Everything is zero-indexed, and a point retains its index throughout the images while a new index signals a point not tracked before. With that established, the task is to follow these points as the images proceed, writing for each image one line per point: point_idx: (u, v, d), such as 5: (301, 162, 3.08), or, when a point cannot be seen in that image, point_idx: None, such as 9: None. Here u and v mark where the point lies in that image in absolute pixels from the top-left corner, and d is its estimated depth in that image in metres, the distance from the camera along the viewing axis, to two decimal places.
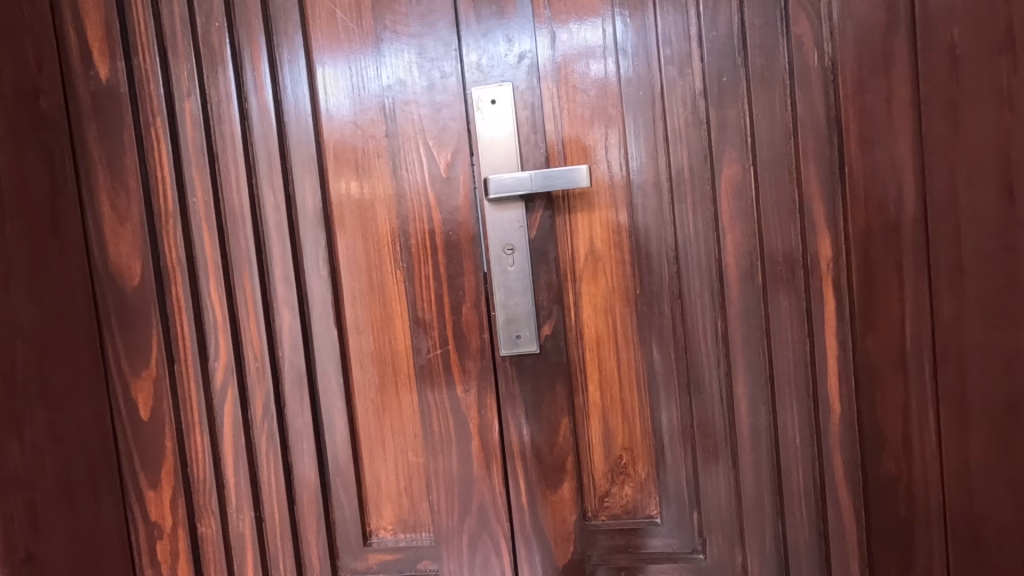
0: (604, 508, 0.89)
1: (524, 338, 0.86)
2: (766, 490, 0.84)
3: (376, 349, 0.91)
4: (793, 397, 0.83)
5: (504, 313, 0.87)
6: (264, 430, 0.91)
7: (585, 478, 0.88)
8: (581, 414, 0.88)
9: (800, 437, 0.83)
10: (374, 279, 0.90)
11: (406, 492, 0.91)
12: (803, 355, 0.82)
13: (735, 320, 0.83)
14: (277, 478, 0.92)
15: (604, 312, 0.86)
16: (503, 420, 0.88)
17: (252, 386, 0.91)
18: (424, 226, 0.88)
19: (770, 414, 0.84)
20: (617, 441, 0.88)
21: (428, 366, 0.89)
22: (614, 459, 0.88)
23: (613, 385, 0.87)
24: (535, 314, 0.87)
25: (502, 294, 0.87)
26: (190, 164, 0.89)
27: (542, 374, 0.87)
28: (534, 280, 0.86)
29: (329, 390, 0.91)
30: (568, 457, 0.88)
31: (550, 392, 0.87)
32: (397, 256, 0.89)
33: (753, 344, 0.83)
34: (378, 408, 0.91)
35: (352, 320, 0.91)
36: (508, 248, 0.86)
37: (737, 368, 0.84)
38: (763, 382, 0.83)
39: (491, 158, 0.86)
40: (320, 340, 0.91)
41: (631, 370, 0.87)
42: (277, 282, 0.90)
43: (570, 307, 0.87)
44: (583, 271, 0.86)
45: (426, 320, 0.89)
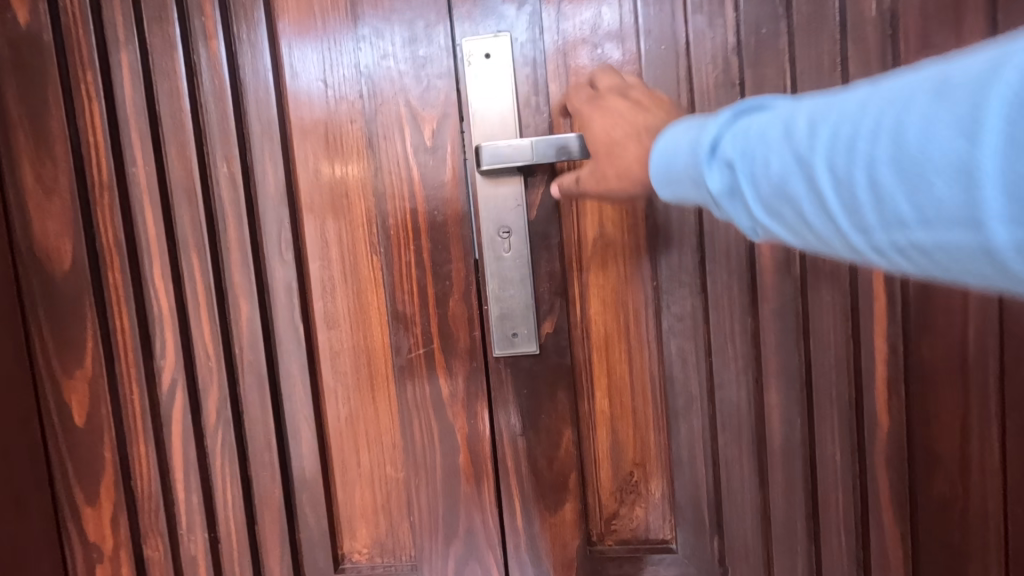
0: (611, 532, 0.78)
1: (522, 336, 0.75)
2: (799, 514, 0.73)
3: (350, 348, 0.78)
4: (834, 408, 0.71)
5: (498, 308, 0.75)
6: (218, 440, 0.79)
7: (590, 498, 0.78)
8: (586, 424, 0.77)
9: (841, 453, 0.72)
10: (347, 267, 0.77)
11: (385, 513, 0.79)
12: (846, 358, 0.71)
13: (769, 318, 0.72)
14: (234, 495, 0.79)
15: (614, 306, 0.75)
16: (495, 430, 0.77)
17: (204, 389, 0.78)
18: (405, 204, 0.76)
19: (805, 428, 0.72)
20: (627, 456, 0.77)
21: (409, 368, 0.77)
22: (623, 476, 0.77)
23: (623, 391, 0.76)
24: (534, 308, 0.75)
25: (496, 286, 0.75)
26: (129, 128, 0.76)
27: (542, 378, 0.76)
28: (533, 268, 0.74)
29: (293, 394, 0.78)
30: (570, 473, 0.77)
31: (550, 399, 0.76)
32: (374, 239, 0.77)
33: (786, 347, 0.72)
34: (351, 415, 0.78)
35: (321, 313, 0.78)
36: (503, 231, 0.74)
37: (767, 372, 0.72)
38: (798, 390, 0.72)
39: (485, 125, 0.73)
40: (283, 336, 0.78)
41: (644, 374, 0.76)
42: (232, 267, 0.77)
43: (574, 302, 0.75)
44: (590, 259, 0.75)
45: (407, 314, 0.76)
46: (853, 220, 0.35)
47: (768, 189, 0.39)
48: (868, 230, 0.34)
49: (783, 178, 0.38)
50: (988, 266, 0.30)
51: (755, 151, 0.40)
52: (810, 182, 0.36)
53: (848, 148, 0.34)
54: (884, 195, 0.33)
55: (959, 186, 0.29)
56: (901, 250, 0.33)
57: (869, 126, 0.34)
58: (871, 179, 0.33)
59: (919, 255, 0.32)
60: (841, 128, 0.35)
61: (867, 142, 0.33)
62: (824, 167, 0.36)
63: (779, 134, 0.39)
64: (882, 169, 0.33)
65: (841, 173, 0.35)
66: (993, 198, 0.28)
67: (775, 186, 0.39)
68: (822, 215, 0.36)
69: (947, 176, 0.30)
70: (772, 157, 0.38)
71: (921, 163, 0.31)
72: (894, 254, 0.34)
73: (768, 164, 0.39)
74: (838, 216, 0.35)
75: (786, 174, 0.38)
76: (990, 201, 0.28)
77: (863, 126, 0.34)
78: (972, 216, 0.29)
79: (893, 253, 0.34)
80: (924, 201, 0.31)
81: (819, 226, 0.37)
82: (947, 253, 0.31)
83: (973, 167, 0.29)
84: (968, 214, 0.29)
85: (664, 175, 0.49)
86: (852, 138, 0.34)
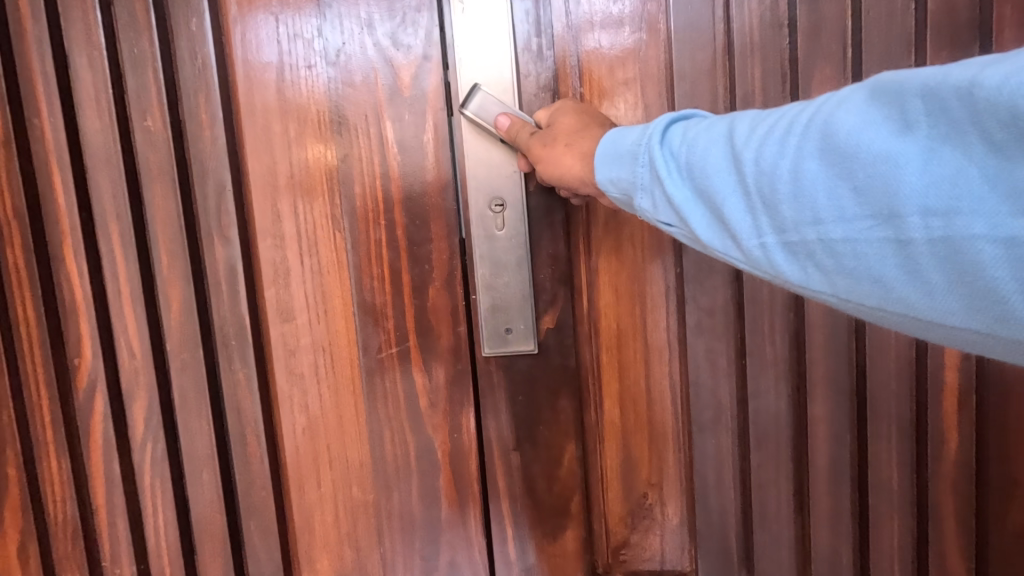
0: (620, 564, 0.67)
1: (517, 332, 0.62)
2: (845, 545, 0.64)
3: (308, 346, 0.64)
4: (891, 422, 0.62)
5: (488, 298, 0.62)
6: (147, 455, 0.65)
7: (596, 524, 0.66)
8: (593, 437, 0.65)
9: (899, 475, 0.63)
10: (303, 245, 0.63)
11: (351, 543, 0.66)
12: (908, 368, 0.61)
13: (818, 315, 0.61)
14: (168, 520, 0.66)
15: (629, 299, 0.63)
16: (485, 445, 0.65)
17: (128, 393, 0.64)
18: (375, 169, 0.62)
19: (854, 445, 0.63)
20: (641, 475, 0.66)
21: (380, 371, 0.64)
22: (636, 499, 0.66)
23: (638, 399, 0.65)
24: (532, 298, 0.62)
25: (486, 272, 0.61)
26: (29, 69, 0.61)
27: (541, 383, 0.64)
28: (531, 251, 0.62)
29: (239, 400, 0.64)
30: (574, 495, 0.65)
31: (551, 407, 0.64)
32: (337, 213, 0.62)
33: (836, 349, 0.61)
34: (311, 427, 0.65)
35: (274, 303, 0.63)
36: (495, 204, 0.61)
37: (813, 378, 0.62)
38: (848, 400, 0.62)
39: (486, 61, 0.59)
40: (225, 331, 0.63)
41: (663, 379, 0.64)
42: (160, 245, 0.62)
43: (581, 291, 0.63)
44: (601, 242, 0.62)
45: (377, 306, 0.63)
46: (776, 213, 0.39)
47: (701, 183, 0.42)
48: (787, 226, 0.39)
49: (718, 174, 0.41)
50: (897, 258, 0.35)
51: (698, 146, 0.43)
52: (743, 175, 0.40)
53: (781, 144, 0.39)
54: (810, 188, 0.37)
55: (885, 180, 0.35)
56: (817, 245, 0.38)
57: (801, 129, 0.38)
58: (802, 172, 0.38)
59: (834, 252, 0.37)
60: (773, 129, 0.40)
61: (799, 139, 0.38)
62: (757, 161, 0.39)
63: (721, 131, 0.42)
64: (812, 164, 0.37)
65: (772, 166, 0.39)
66: (915, 192, 0.34)
67: (710, 180, 0.42)
68: (748, 209, 0.40)
69: (876, 171, 0.35)
70: (709, 151, 0.42)
71: (849, 156, 0.36)
72: (808, 249, 0.38)
73: (704, 158, 0.42)
74: (762, 209, 0.40)
75: (721, 168, 0.41)
76: (913, 192, 0.34)
77: (795, 127, 0.39)
78: (895, 213, 0.35)
79: (808, 251, 0.38)
80: (852, 195, 0.36)
81: (743, 221, 0.40)
82: (861, 249, 0.36)
83: (898, 165, 0.34)
84: (893, 208, 0.35)
85: (600, 161, 0.49)
86: (784, 139, 0.39)
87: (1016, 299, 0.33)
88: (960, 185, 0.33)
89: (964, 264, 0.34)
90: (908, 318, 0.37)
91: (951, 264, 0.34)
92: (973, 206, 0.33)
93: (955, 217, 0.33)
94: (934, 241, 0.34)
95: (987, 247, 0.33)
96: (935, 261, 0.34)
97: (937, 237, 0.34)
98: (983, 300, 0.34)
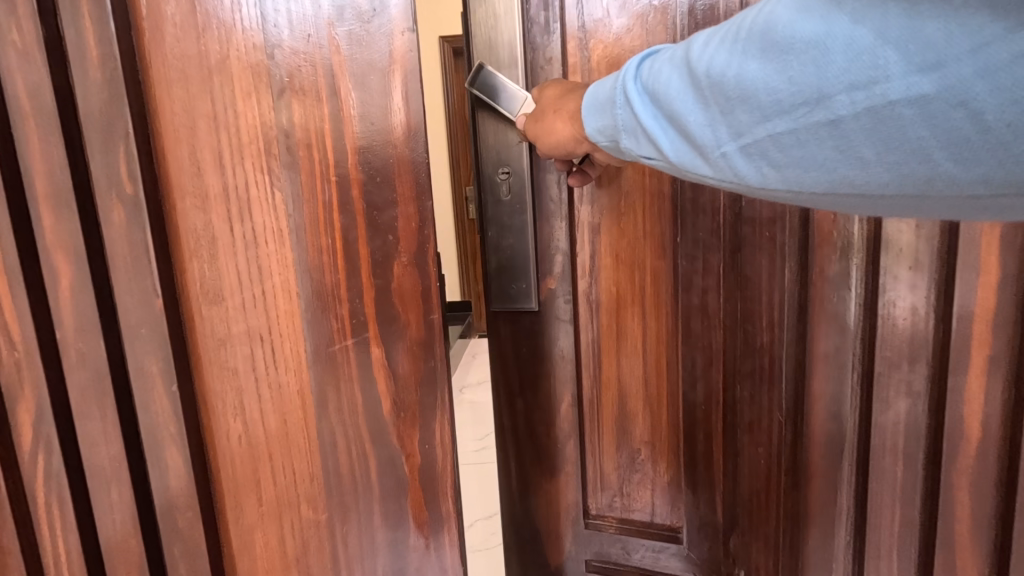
0: (611, 508, 0.93)
1: (522, 289, 0.85)
2: (842, 521, 0.73)
3: (242, 335, 0.51)
4: (901, 401, 0.66)
5: (499, 255, 0.84)
6: (38, 470, 0.50)
7: (589, 471, 0.92)
8: (590, 395, 0.89)
9: (903, 453, 0.67)
10: (232, 208, 0.49)
11: (300, 568, 0.55)
12: (928, 357, 0.64)
13: (825, 293, 0.68)
14: (70, 546, 0.52)
15: (630, 268, 0.82)
16: (511, 395, 0.91)
17: (6, 394, 0.49)
18: (318, 107, 0.48)
19: (858, 422, 0.70)
20: (635, 435, 0.89)
21: (332, 369, 0.51)
22: (628, 455, 0.90)
23: (632, 360, 0.85)
24: (536, 263, 0.84)
25: (493, 233, 0.83)
26: None
27: (541, 335, 0.87)
28: (536, 221, 0.82)
29: (151, 403, 0.50)
30: (567, 443, 0.91)
31: (553, 363, 0.88)
32: (273, 168, 0.48)
33: (845, 324, 0.68)
34: (246, 436, 0.52)
35: (198, 281, 0.50)
36: (503, 171, 0.80)
37: (814, 351, 0.70)
38: (854, 375, 0.69)
39: (499, 47, 0.75)
40: (130, 315, 0.49)
41: (654, 344, 0.84)
42: (41, 201, 0.47)
43: (579, 261, 0.83)
44: (608, 212, 0.80)
45: (328, 289, 0.50)
46: (731, 117, 0.40)
47: (665, 101, 0.44)
48: (742, 129, 0.40)
49: (674, 93, 0.43)
50: (833, 140, 0.38)
51: (659, 68, 0.45)
52: (698, 87, 0.42)
53: (727, 49, 0.41)
54: (751, 87, 0.39)
55: (817, 68, 0.37)
56: (768, 143, 0.40)
57: (744, 32, 0.40)
58: (745, 73, 0.39)
59: (783, 147, 0.39)
60: (721, 39, 0.41)
61: (744, 41, 0.40)
62: (707, 70, 0.41)
63: (679, 54, 0.44)
64: (753, 63, 0.39)
65: (719, 73, 0.40)
66: (841, 71, 0.36)
67: (672, 104, 0.43)
68: (708, 120, 0.42)
69: (810, 57, 0.37)
70: (671, 76, 0.43)
71: (786, 48, 0.38)
72: (760, 149, 0.40)
73: (663, 82, 0.44)
74: (720, 117, 0.41)
75: (676, 85, 0.43)
76: (841, 71, 0.36)
77: (740, 31, 0.40)
78: (825, 96, 0.37)
79: (761, 150, 0.40)
80: (785, 86, 0.38)
81: (704, 133, 0.42)
82: (804, 138, 0.38)
83: (827, 47, 0.37)
84: (821, 93, 0.37)
85: (585, 115, 0.51)
86: (730, 43, 0.41)
87: (940, 152, 0.36)
88: (881, 54, 0.35)
89: (890, 132, 0.36)
90: (855, 196, 0.39)
91: (880, 133, 0.36)
92: (894, 75, 0.35)
93: (877, 87, 0.36)
94: (861, 115, 0.36)
95: (910, 110, 0.35)
96: (867, 135, 0.37)
97: (865, 111, 0.36)
98: (911, 163, 0.36)
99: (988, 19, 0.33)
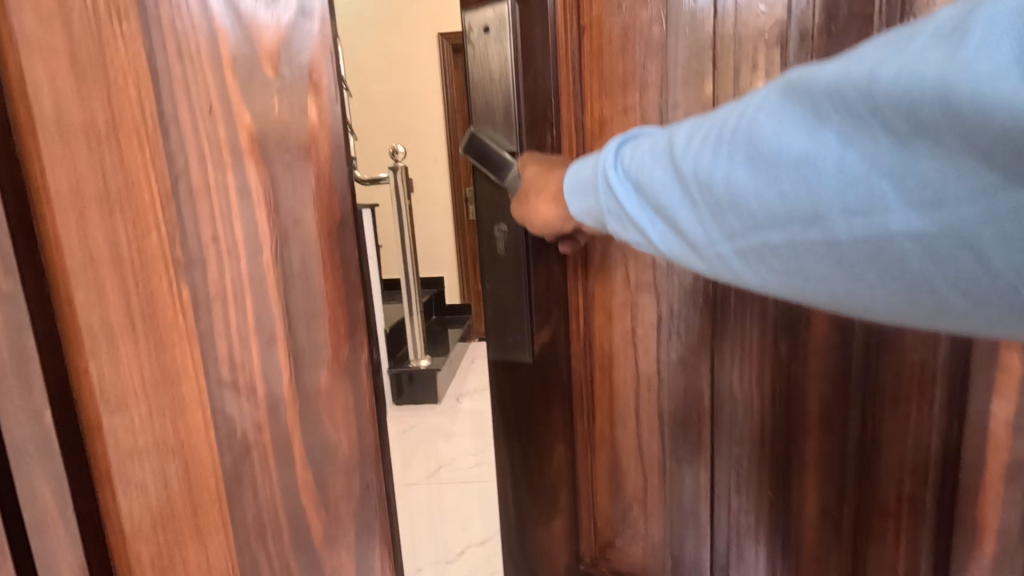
0: (604, 559, 0.82)
1: (515, 342, 0.77)
2: None
3: (149, 447, 0.43)
4: (900, 496, 0.60)
5: (495, 308, 0.77)
6: None
7: (583, 518, 0.82)
8: (581, 445, 0.79)
9: (904, 549, 0.62)
10: (135, 307, 0.41)
11: None
12: (937, 448, 0.58)
13: (816, 372, 0.63)
14: None
15: (615, 324, 0.74)
16: (508, 433, 0.82)
17: None
18: (222, 194, 0.39)
19: (852, 506, 0.64)
20: (629, 492, 0.78)
21: (254, 493, 0.44)
22: (621, 507, 0.80)
23: (625, 419, 0.76)
24: (529, 316, 0.75)
25: (490, 286, 0.77)
26: None
27: (537, 386, 0.78)
28: (531, 276, 0.74)
29: (46, 525, 0.43)
30: (561, 490, 0.80)
31: (546, 414, 0.78)
32: (175, 265, 0.40)
33: (835, 403, 0.62)
34: (160, 558, 0.45)
35: (97, 387, 0.42)
36: (499, 227, 0.74)
37: (808, 415, 0.64)
38: (852, 460, 0.63)
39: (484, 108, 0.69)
40: (13, 430, 0.42)
41: (644, 402, 0.74)
42: None
43: (574, 314, 0.75)
44: (595, 268, 0.72)
45: (246, 410, 0.42)
46: (722, 220, 0.40)
47: (654, 193, 0.43)
48: (735, 233, 0.40)
49: (663, 190, 0.42)
50: (831, 259, 0.36)
51: (646, 160, 0.44)
52: (687, 187, 0.41)
53: (714, 153, 0.39)
54: (744, 199, 0.38)
55: (808, 187, 0.36)
56: (763, 249, 0.39)
57: (728, 135, 0.39)
58: (734, 181, 0.38)
59: (781, 257, 0.38)
60: (704, 140, 0.40)
61: (729, 148, 0.39)
62: (695, 171, 0.40)
63: (663, 147, 0.43)
64: (741, 172, 0.38)
65: (707, 177, 0.40)
66: (835, 195, 0.35)
67: (659, 198, 0.43)
68: (698, 219, 0.41)
69: (800, 176, 0.36)
70: (656, 170, 0.43)
71: (773, 161, 0.37)
72: (756, 254, 0.39)
73: (649, 175, 0.43)
74: (712, 219, 0.40)
75: (665, 181, 0.42)
76: (833, 195, 0.35)
77: (726, 133, 0.39)
78: (821, 216, 0.36)
79: (758, 255, 0.39)
80: (778, 201, 0.37)
81: (696, 231, 0.42)
82: (799, 251, 0.37)
83: (815, 167, 0.35)
84: (818, 212, 0.36)
85: (568, 195, 0.52)
86: (717, 147, 0.39)
87: (946, 288, 0.33)
88: (875, 184, 0.33)
89: (891, 260, 0.34)
90: (859, 309, 0.38)
91: (881, 260, 0.35)
92: (888, 204, 0.33)
93: (875, 215, 0.34)
94: (859, 240, 0.35)
95: (911, 243, 0.33)
96: (867, 259, 0.35)
97: (862, 236, 0.35)
98: (919, 294, 0.35)
99: (984, 166, 0.30)
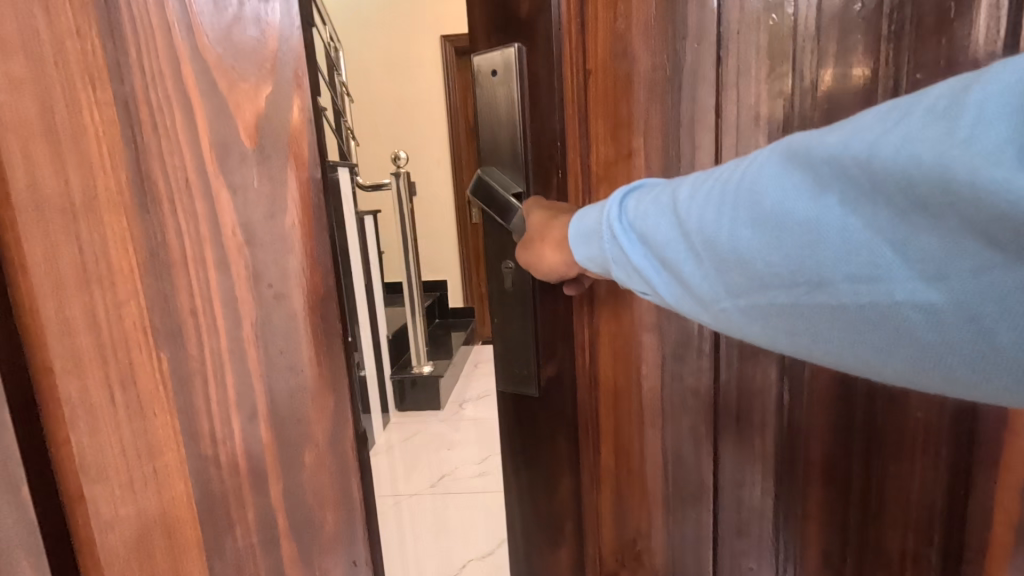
0: None
1: (521, 374, 0.66)
2: None
3: (128, 518, 0.41)
4: (898, 547, 0.63)
5: (501, 341, 0.67)
6: None
7: (588, 548, 0.72)
8: (589, 477, 0.70)
9: None
10: (112, 377, 0.39)
11: None
12: (939, 500, 0.61)
13: (818, 424, 0.63)
14: None
15: (625, 357, 0.67)
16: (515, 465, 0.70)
17: None
18: (203, 265, 0.38)
19: (853, 556, 0.65)
20: (631, 521, 0.71)
21: (239, 559, 0.43)
22: (626, 537, 0.72)
23: (630, 453, 0.69)
24: (537, 347, 0.66)
25: (497, 320, 0.67)
26: None
27: (541, 418, 0.67)
28: (537, 309, 0.65)
29: None
30: (567, 522, 0.70)
31: (550, 446, 0.68)
32: (160, 336, 0.39)
33: (840, 456, 0.62)
34: None
35: (70, 459, 0.39)
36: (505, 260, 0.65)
37: (807, 464, 0.64)
38: (854, 512, 0.64)
39: None
40: None
41: (654, 440, 0.68)
42: None
43: (580, 350, 0.66)
44: (603, 304, 0.66)
45: (232, 478, 0.42)
46: (727, 278, 0.38)
47: (659, 245, 0.41)
48: (741, 291, 0.38)
49: (666, 243, 0.41)
50: (839, 324, 0.35)
51: (648, 211, 0.42)
52: (691, 243, 0.39)
53: (717, 210, 0.37)
54: (749, 259, 0.36)
55: (812, 252, 0.34)
56: (771, 308, 0.37)
57: (729, 193, 0.37)
58: (738, 241, 0.36)
59: (787, 318, 0.36)
60: (707, 195, 0.38)
61: (732, 206, 0.37)
62: (698, 228, 0.38)
63: (666, 200, 0.41)
64: (744, 232, 0.36)
65: (711, 235, 0.38)
66: (840, 262, 0.33)
67: (664, 250, 0.41)
68: (703, 275, 0.39)
69: (804, 240, 0.34)
70: (660, 222, 0.41)
71: (777, 224, 0.35)
72: (763, 313, 0.37)
73: (653, 228, 0.41)
74: (717, 276, 0.38)
75: (668, 234, 0.40)
76: (838, 263, 0.33)
77: (728, 191, 0.37)
78: (826, 282, 0.34)
79: (764, 314, 0.37)
80: (782, 264, 0.35)
81: (702, 286, 0.39)
82: (807, 313, 0.35)
83: (820, 232, 0.33)
84: (822, 278, 0.34)
85: (572, 241, 0.49)
86: (720, 203, 0.37)
87: (955, 359, 0.32)
88: (879, 254, 0.32)
89: (898, 329, 0.33)
90: (869, 372, 0.36)
91: (889, 328, 0.33)
92: (894, 273, 0.32)
93: (881, 284, 0.32)
94: (866, 308, 0.33)
95: (917, 314, 0.32)
96: (875, 326, 0.33)
97: (870, 305, 0.33)
98: (928, 363, 0.33)
99: (984, 246, 0.29)
